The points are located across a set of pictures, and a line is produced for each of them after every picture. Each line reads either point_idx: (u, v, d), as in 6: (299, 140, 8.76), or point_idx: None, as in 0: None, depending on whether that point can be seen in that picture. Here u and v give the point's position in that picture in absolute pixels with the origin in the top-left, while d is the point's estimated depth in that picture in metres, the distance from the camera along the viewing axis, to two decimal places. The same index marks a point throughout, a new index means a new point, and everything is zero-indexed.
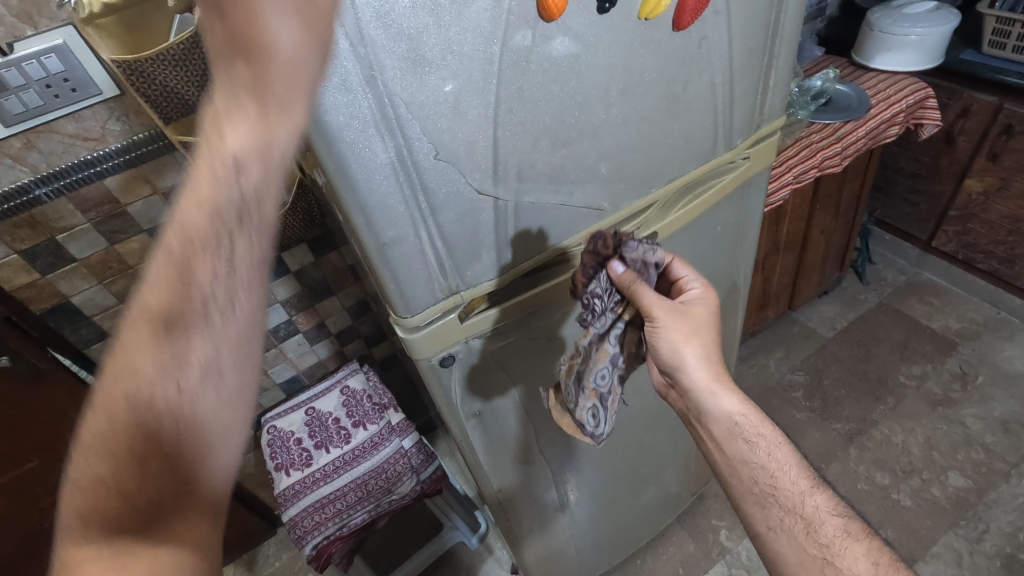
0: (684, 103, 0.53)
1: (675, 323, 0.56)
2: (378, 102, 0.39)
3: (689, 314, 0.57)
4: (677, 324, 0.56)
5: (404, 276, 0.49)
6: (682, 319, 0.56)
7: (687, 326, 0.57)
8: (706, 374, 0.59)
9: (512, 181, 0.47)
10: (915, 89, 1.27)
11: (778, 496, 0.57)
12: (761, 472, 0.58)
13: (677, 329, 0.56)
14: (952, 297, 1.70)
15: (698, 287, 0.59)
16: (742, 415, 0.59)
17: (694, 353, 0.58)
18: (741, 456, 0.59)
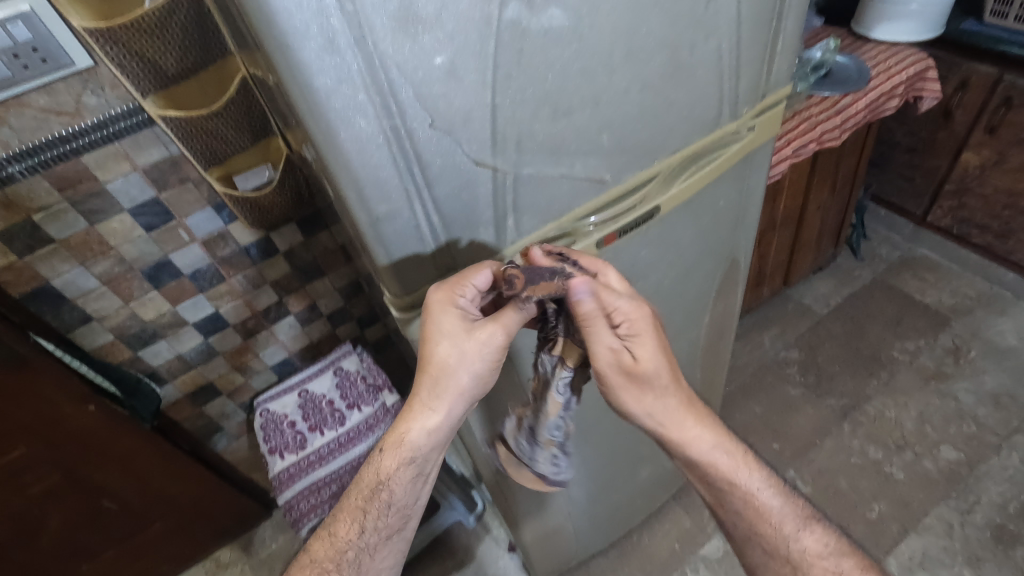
0: (690, 70, 0.51)
1: (615, 377, 0.58)
2: (368, 64, 0.36)
3: (626, 364, 0.56)
4: (618, 377, 0.57)
5: (398, 252, 0.46)
6: (616, 365, 0.56)
7: (633, 381, 0.58)
8: (668, 419, 0.61)
9: (511, 152, 0.45)
10: (916, 60, 1.24)
11: (762, 541, 0.60)
12: (740, 514, 0.61)
13: (625, 386, 0.58)
14: (946, 272, 1.70)
15: (630, 316, 0.54)
16: (718, 459, 0.61)
17: (651, 402, 0.60)
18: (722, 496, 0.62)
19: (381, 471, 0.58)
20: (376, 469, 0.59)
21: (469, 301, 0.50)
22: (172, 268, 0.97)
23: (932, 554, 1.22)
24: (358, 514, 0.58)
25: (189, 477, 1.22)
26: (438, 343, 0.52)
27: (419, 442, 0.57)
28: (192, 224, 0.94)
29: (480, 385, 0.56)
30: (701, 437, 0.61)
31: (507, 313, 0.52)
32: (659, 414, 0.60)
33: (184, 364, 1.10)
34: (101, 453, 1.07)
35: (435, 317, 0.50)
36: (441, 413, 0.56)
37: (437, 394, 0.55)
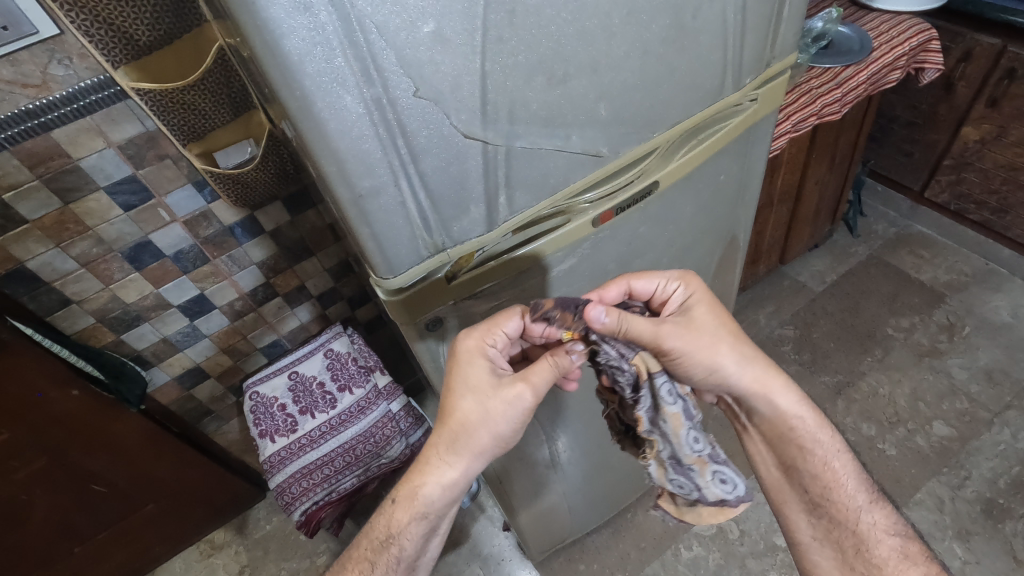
0: (693, 34, 0.48)
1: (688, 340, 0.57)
2: (345, 25, 0.33)
3: (693, 325, 0.57)
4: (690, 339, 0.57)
5: (383, 232, 0.44)
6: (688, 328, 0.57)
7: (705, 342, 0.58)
8: (748, 380, 0.61)
9: (503, 123, 0.42)
10: (919, 30, 1.21)
11: (828, 506, 0.63)
12: (814, 477, 0.64)
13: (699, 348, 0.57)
14: (942, 248, 1.69)
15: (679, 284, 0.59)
16: (803, 417, 0.63)
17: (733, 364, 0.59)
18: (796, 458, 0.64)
19: (392, 520, 0.59)
20: (387, 516, 0.60)
21: (497, 348, 0.56)
22: (153, 248, 0.93)
23: (923, 529, 1.23)
24: (366, 566, 0.59)
25: (179, 460, 1.21)
26: (462, 396, 0.55)
27: (433, 498, 0.58)
28: (173, 203, 0.90)
29: (498, 444, 0.57)
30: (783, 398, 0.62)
31: (536, 371, 0.54)
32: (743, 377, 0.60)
33: (170, 348, 1.07)
34: (88, 436, 1.05)
35: (463, 365, 0.55)
36: (456, 469, 0.57)
37: (454, 450, 0.56)
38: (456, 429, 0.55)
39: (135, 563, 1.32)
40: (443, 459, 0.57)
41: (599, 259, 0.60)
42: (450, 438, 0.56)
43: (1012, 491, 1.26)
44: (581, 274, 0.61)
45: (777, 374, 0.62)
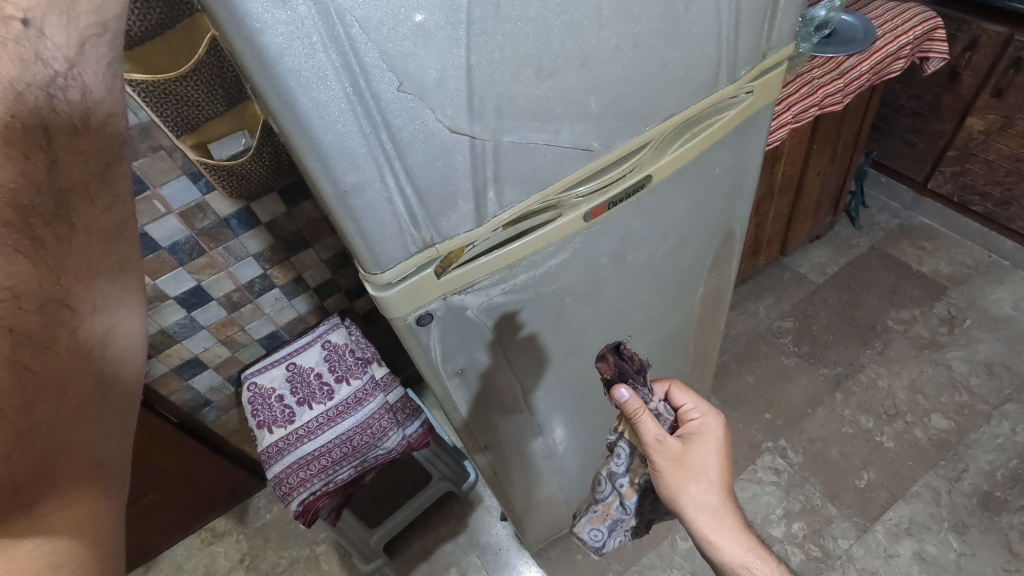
0: (685, 26, 0.47)
1: (669, 460, 0.60)
2: (326, 19, 0.32)
3: (687, 455, 0.60)
4: (672, 465, 0.60)
5: (370, 227, 0.43)
6: (679, 453, 0.60)
7: (684, 465, 0.60)
8: (713, 516, 0.61)
9: (490, 117, 0.42)
10: (924, 19, 1.19)
11: None
12: None
13: (673, 465, 0.60)
14: (944, 240, 1.68)
15: (699, 417, 0.63)
16: (753, 564, 0.60)
17: (693, 500, 0.60)
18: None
19: (74, 396, 0.39)
20: (60, 398, 0.37)
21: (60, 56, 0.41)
22: (149, 240, 0.93)
23: (918, 521, 1.23)
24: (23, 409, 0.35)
25: (179, 448, 1.22)
26: (86, 185, 0.44)
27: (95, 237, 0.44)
28: (168, 195, 0.90)
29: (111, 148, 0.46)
30: (733, 544, 0.60)
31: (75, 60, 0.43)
32: (701, 516, 0.61)
33: (167, 339, 1.08)
34: None
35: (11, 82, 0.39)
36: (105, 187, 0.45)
37: (98, 284, 0.43)
38: (83, 203, 0.43)
39: (137, 550, 1.34)
40: (104, 297, 0.43)
41: (592, 252, 0.60)
42: (101, 235, 0.44)
43: (1009, 484, 1.26)
44: (573, 269, 0.60)
45: (735, 515, 0.62)
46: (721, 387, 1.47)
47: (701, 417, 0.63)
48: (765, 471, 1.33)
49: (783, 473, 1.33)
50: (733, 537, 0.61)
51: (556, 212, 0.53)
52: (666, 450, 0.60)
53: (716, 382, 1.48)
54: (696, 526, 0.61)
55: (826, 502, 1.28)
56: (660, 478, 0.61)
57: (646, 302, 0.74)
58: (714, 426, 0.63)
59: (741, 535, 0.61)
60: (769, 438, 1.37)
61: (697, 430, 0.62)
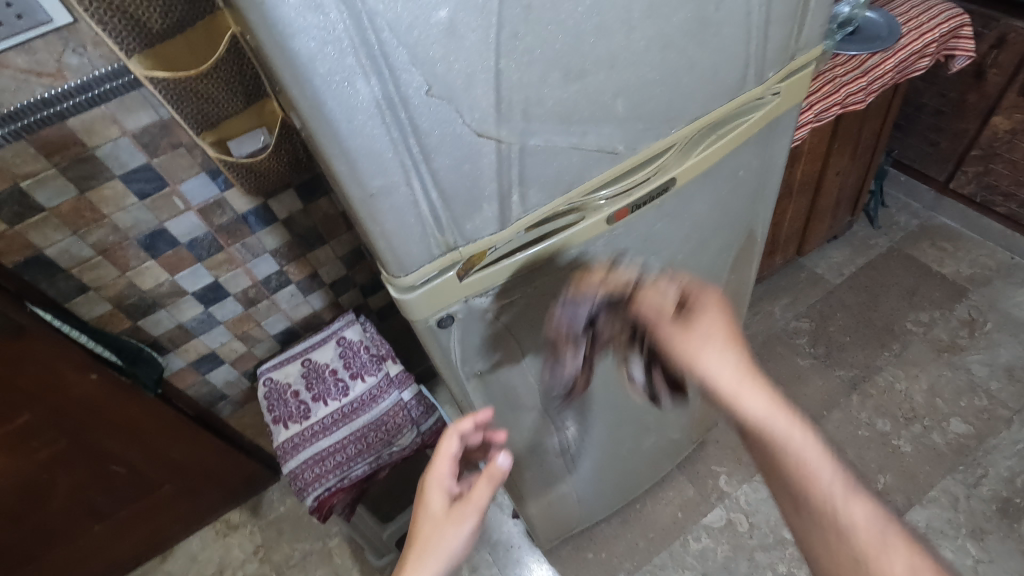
0: (715, 27, 0.46)
1: (707, 346, 0.48)
2: (356, 23, 0.32)
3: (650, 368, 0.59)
4: (703, 347, 0.48)
5: (395, 229, 0.43)
6: (698, 335, 0.48)
7: (724, 339, 0.48)
8: (811, 456, 0.46)
9: (517, 120, 0.41)
10: (950, 16, 1.17)
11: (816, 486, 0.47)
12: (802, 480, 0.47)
13: (711, 342, 0.48)
14: (965, 241, 1.65)
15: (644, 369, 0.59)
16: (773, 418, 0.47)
17: (777, 414, 0.46)
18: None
19: None
20: None
21: None
22: (168, 236, 0.94)
23: (935, 526, 1.22)
24: None
25: (194, 442, 1.24)
26: None
27: None
28: (187, 191, 0.91)
29: None
30: (848, 481, 0.46)
31: None
32: (809, 442, 0.46)
33: (185, 333, 1.09)
34: (106, 420, 1.08)
35: None
36: None
37: None
38: None
39: (154, 540, 1.36)
40: None
41: (613, 254, 0.59)
42: None
43: None
44: (593, 271, 0.59)
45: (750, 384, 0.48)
46: None
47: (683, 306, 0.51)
48: None
49: None
50: (848, 486, 0.45)
51: (577, 215, 0.52)
52: (705, 365, 0.47)
53: None
54: (798, 460, 0.45)
55: None
56: (705, 369, 0.47)
57: None
58: (770, 391, 0.47)
59: (857, 481, 0.46)
60: None
61: (740, 366, 0.47)
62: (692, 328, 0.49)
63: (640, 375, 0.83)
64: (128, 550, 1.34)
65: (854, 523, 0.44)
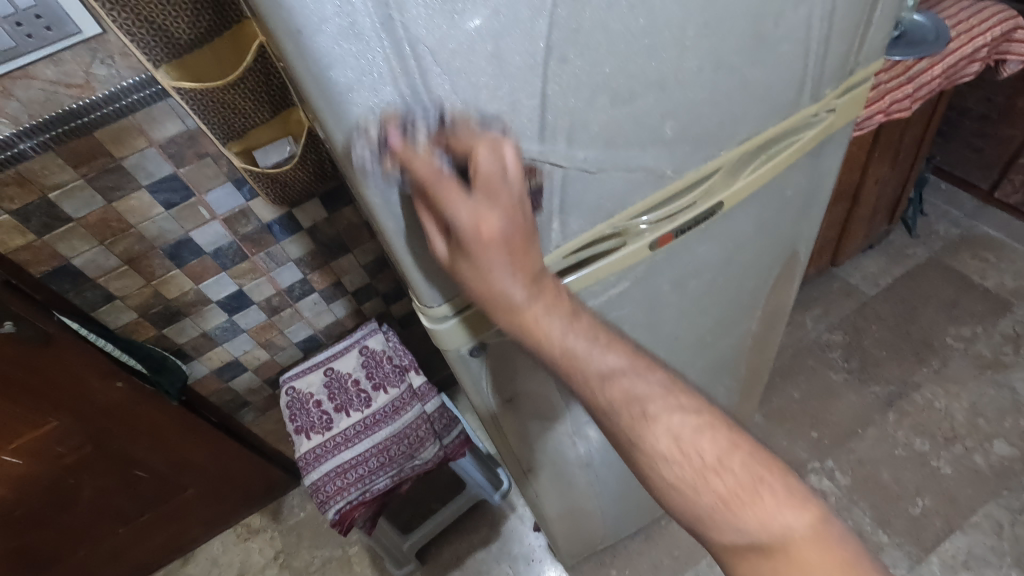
0: (773, 44, 0.43)
1: (507, 265, 0.37)
2: (397, 52, 0.29)
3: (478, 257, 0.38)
4: (515, 266, 0.37)
5: (430, 260, 0.41)
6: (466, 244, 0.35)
7: (526, 250, 0.38)
8: (608, 380, 0.40)
9: (562, 146, 0.39)
10: (1003, 18, 1.11)
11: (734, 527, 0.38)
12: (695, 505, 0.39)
13: (514, 259, 0.37)
14: (1010, 252, 1.58)
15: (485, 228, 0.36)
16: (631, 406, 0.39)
17: (558, 322, 0.40)
18: (747, 526, 0.36)
19: None
20: None
21: None
22: (193, 245, 0.94)
23: (977, 553, 1.17)
24: None
25: (216, 448, 1.24)
26: None
27: None
28: (212, 201, 0.90)
29: None
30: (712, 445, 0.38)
31: None
32: (600, 359, 0.40)
33: (209, 341, 1.08)
34: (131, 427, 1.08)
35: None
36: None
37: None
38: None
39: (176, 543, 1.37)
40: None
41: (655, 276, 0.56)
42: None
43: None
44: (632, 296, 0.56)
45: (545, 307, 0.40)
46: (764, 402, 1.41)
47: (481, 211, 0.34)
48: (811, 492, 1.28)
49: (829, 495, 1.27)
50: (654, 395, 0.40)
51: (623, 244, 0.50)
52: (512, 296, 0.39)
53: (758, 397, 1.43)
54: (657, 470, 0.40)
55: (877, 528, 1.22)
56: (510, 299, 0.39)
57: (704, 325, 0.70)
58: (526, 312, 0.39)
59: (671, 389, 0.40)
60: (816, 458, 1.32)
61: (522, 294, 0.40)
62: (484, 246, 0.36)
63: None
64: (152, 552, 1.34)
65: (661, 449, 0.38)
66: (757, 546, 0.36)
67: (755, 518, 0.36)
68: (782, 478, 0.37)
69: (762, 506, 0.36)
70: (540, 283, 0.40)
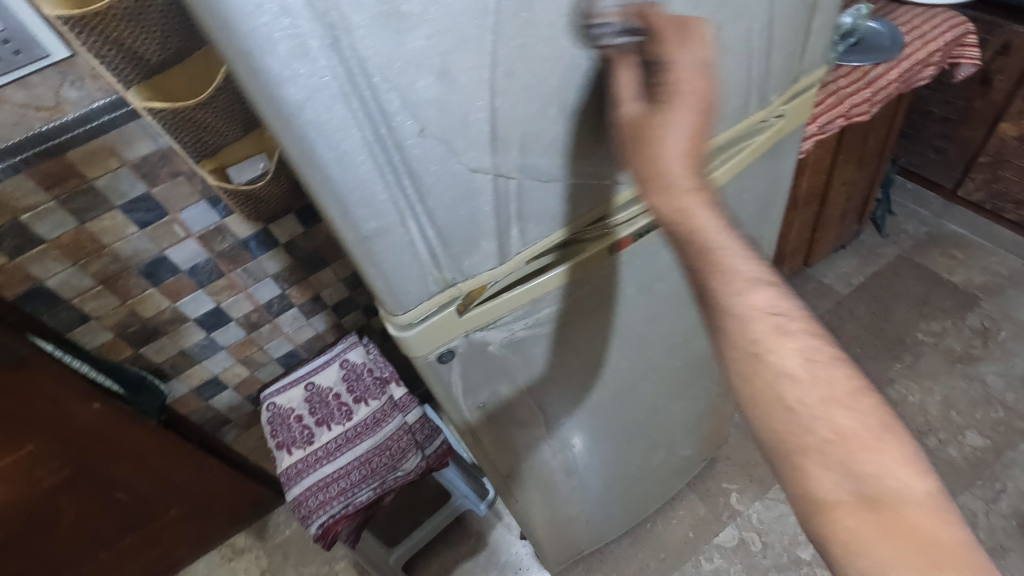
0: (716, 56, 0.45)
1: (688, 133, 0.37)
2: (346, 70, 0.31)
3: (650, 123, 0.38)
4: (693, 143, 0.37)
5: (392, 269, 0.42)
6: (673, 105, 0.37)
7: (699, 141, 0.38)
8: (754, 285, 0.38)
9: (515, 156, 0.40)
10: (954, 25, 1.16)
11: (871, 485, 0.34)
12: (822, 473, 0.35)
13: (690, 138, 0.37)
14: (976, 249, 1.63)
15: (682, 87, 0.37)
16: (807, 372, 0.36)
17: (711, 218, 0.38)
18: (861, 470, 0.34)
19: None
20: None
21: None
22: (169, 264, 0.94)
23: None
24: None
25: (199, 467, 1.23)
26: None
27: None
28: (188, 219, 0.90)
29: None
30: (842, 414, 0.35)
31: None
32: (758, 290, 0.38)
33: (188, 360, 1.09)
34: (110, 448, 1.07)
35: None
36: None
37: None
38: None
39: (159, 565, 1.35)
40: None
41: (618, 279, 0.58)
42: None
43: None
44: (596, 301, 0.58)
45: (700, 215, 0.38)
46: None
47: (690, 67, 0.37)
48: None
49: None
50: (793, 337, 0.37)
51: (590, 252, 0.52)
52: (676, 177, 0.38)
53: None
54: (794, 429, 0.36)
55: None
56: (672, 179, 0.38)
57: (671, 326, 0.72)
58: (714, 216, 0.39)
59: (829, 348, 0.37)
60: None
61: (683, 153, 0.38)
62: (688, 104, 0.37)
63: (647, 394, 0.83)
64: None
65: (790, 369, 0.36)
66: (857, 494, 0.33)
67: (876, 467, 0.33)
68: (928, 466, 0.34)
69: (883, 462, 0.34)
70: (705, 181, 0.39)
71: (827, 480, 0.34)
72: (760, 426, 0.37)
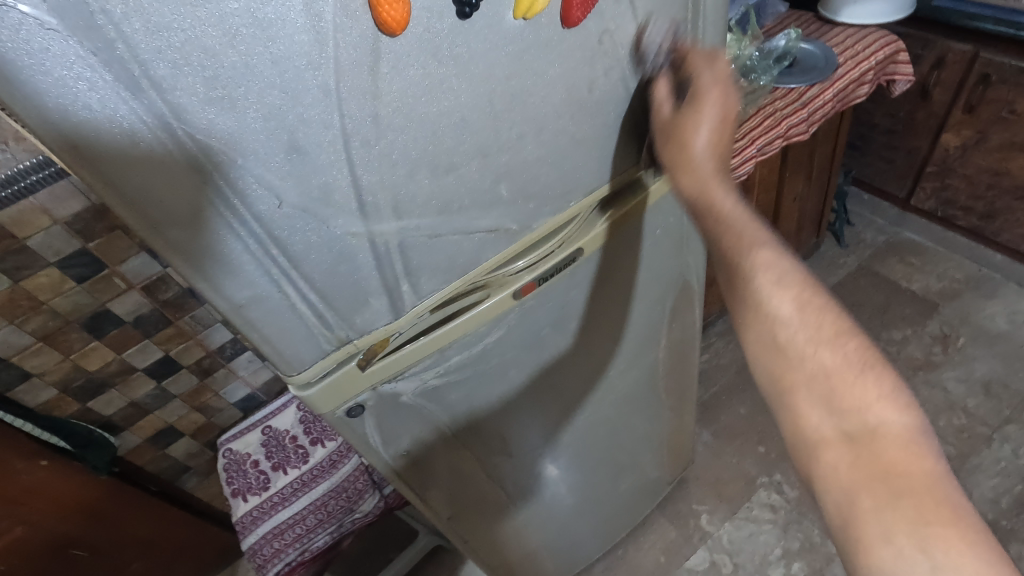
0: (593, 105, 0.48)
1: (714, 125, 0.48)
2: (189, 156, 0.31)
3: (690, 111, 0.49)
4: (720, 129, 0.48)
5: (275, 333, 0.42)
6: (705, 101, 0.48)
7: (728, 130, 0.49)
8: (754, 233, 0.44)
9: (389, 218, 0.41)
10: (885, 43, 1.19)
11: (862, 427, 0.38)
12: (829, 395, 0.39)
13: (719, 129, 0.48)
14: (932, 255, 1.65)
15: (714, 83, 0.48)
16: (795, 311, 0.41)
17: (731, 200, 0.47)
18: (842, 402, 0.38)
19: None
20: None
21: None
22: (112, 316, 0.93)
23: None
24: None
25: (158, 517, 1.20)
26: None
27: None
28: (128, 271, 0.90)
29: None
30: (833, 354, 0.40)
31: None
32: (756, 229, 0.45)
33: (140, 411, 1.07)
34: (63, 504, 1.05)
35: None
36: None
37: None
38: None
39: None
40: None
41: (534, 318, 0.59)
42: None
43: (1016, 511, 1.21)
44: (513, 342, 0.59)
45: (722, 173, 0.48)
46: (711, 420, 1.45)
47: (715, 78, 0.49)
48: (762, 508, 1.30)
49: (779, 510, 1.29)
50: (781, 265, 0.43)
51: (498, 295, 0.53)
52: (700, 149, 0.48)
53: (706, 416, 1.46)
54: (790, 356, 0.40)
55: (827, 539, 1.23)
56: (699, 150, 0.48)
57: (604, 356, 0.74)
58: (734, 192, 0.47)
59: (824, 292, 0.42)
60: (764, 472, 1.34)
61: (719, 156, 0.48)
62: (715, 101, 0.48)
63: (593, 425, 0.82)
64: None
65: (783, 313, 0.41)
66: (839, 428, 0.38)
67: (855, 398, 0.38)
68: (909, 402, 0.38)
69: (864, 395, 0.38)
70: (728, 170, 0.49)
71: (814, 416, 0.39)
72: (764, 371, 0.42)
